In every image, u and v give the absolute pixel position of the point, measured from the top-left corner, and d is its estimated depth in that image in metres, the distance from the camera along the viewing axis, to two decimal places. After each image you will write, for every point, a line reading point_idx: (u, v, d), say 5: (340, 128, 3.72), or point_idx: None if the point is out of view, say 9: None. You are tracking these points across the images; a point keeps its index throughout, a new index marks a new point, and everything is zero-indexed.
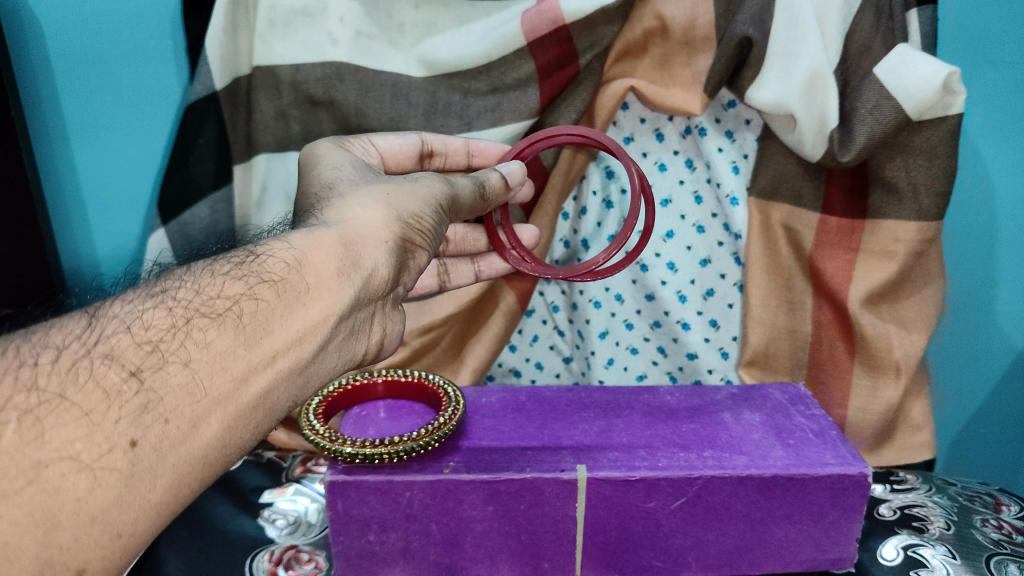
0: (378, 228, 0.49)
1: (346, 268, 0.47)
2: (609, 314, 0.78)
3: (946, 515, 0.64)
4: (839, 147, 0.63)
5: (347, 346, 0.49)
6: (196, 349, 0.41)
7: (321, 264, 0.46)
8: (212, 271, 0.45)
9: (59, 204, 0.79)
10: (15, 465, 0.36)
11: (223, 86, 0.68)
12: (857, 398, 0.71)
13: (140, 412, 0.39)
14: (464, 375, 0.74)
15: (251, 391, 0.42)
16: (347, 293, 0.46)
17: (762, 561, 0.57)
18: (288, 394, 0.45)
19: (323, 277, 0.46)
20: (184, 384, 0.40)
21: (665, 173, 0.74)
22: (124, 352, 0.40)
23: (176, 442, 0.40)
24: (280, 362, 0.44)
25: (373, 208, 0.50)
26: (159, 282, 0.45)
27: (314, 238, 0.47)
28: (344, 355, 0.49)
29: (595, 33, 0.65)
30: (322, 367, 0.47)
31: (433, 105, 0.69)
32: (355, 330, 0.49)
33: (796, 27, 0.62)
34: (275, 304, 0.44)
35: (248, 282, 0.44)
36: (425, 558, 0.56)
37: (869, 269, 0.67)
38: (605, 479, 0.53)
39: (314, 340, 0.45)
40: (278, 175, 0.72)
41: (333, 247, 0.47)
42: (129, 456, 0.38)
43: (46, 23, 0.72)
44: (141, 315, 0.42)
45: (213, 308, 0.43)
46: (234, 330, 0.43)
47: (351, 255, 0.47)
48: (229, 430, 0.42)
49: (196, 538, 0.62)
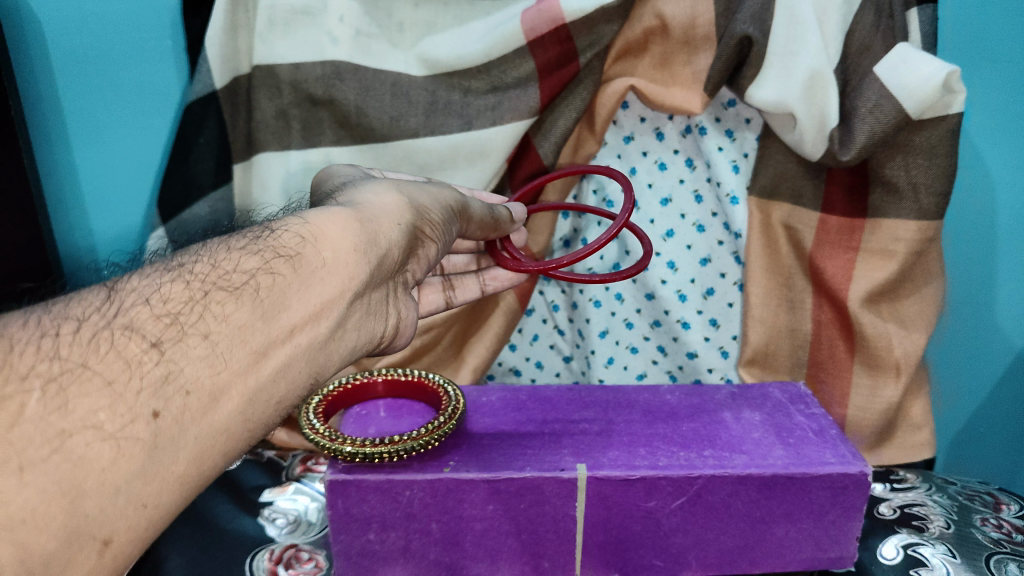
0: (390, 212, 0.49)
1: (363, 245, 0.46)
2: (609, 314, 0.78)
3: (946, 514, 0.64)
4: (839, 146, 0.63)
5: (365, 326, 0.48)
6: (215, 322, 0.41)
7: (338, 240, 0.45)
8: (229, 246, 0.45)
9: (59, 201, 0.79)
10: (40, 433, 0.35)
11: (223, 86, 0.68)
12: (857, 397, 0.71)
13: (161, 383, 0.38)
14: (464, 374, 0.74)
15: (270, 364, 0.42)
16: (363, 270, 0.46)
17: (761, 560, 0.57)
18: (310, 371, 0.44)
19: (339, 252, 0.45)
20: (205, 356, 0.40)
21: (665, 172, 0.74)
22: (143, 323, 0.40)
23: (197, 415, 0.39)
24: (299, 337, 0.43)
25: (385, 194, 0.51)
26: (176, 257, 0.45)
27: (329, 216, 0.47)
28: (362, 337, 0.48)
29: (595, 33, 0.65)
30: (341, 345, 0.46)
31: (433, 104, 0.68)
32: (372, 311, 0.49)
33: (796, 26, 0.62)
34: (291, 279, 0.43)
35: (263, 256, 0.44)
36: (425, 557, 0.56)
37: (869, 268, 0.67)
38: (605, 478, 0.53)
39: (330, 317, 0.45)
40: (273, 170, 0.70)
41: (349, 224, 0.46)
42: (152, 427, 0.38)
43: (45, 21, 0.72)
44: (158, 288, 0.42)
45: (230, 282, 0.43)
46: (252, 304, 0.42)
47: (367, 232, 0.47)
48: (251, 405, 0.41)
49: (197, 537, 0.62)
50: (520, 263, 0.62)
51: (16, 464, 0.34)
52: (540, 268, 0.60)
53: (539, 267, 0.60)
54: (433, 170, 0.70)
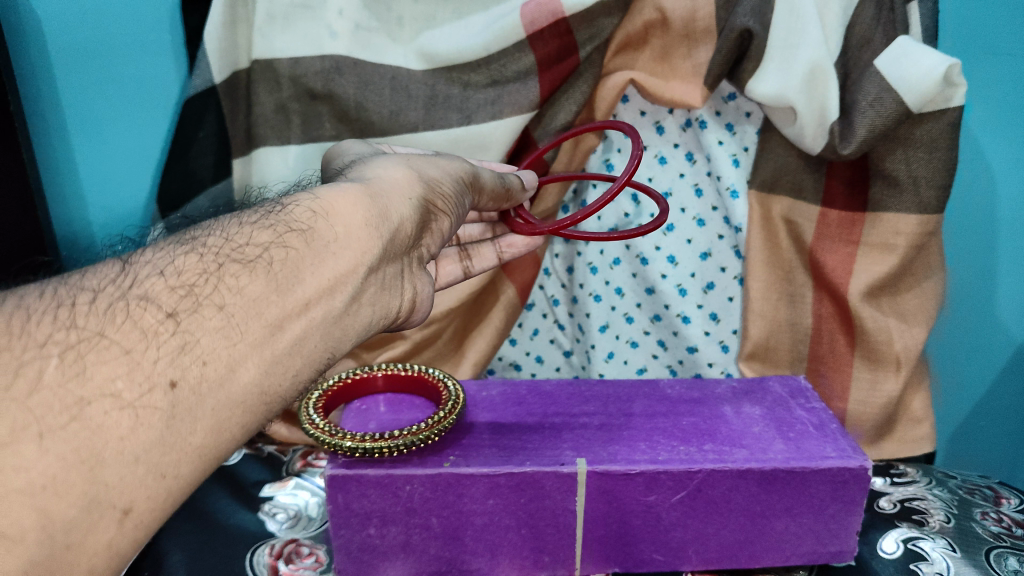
0: (402, 186, 0.49)
1: (375, 219, 0.46)
2: (609, 308, 0.78)
3: (946, 508, 0.64)
4: (839, 140, 0.62)
5: (380, 301, 0.47)
6: (230, 294, 0.41)
7: (348, 214, 0.45)
8: (240, 220, 0.45)
9: (59, 197, 0.79)
10: (60, 401, 0.35)
11: (223, 81, 0.69)
12: (857, 391, 0.70)
13: (177, 353, 0.38)
14: (464, 369, 0.74)
15: (287, 339, 0.42)
16: (375, 244, 0.45)
17: (762, 554, 0.57)
18: (325, 346, 0.44)
19: (351, 226, 0.45)
20: (220, 327, 0.40)
21: (665, 166, 0.74)
22: (158, 295, 0.40)
23: (215, 385, 0.39)
24: (314, 311, 0.43)
25: (397, 169, 0.51)
26: (190, 231, 0.45)
27: (340, 191, 0.46)
28: (378, 311, 0.48)
29: (595, 26, 0.65)
30: (357, 319, 0.46)
31: (433, 98, 0.68)
32: (386, 285, 0.48)
33: (797, 19, 0.62)
34: (304, 252, 0.43)
35: (276, 230, 0.44)
36: (426, 553, 0.56)
37: (870, 262, 0.67)
38: (605, 472, 0.53)
39: (345, 290, 0.44)
40: (273, 166, 0.71)
41: (360, 199, 0.46)
42: (169, 397, 0.38)
43: (44, 17, 0.72)
44: (173, 261, 0.41)
45: (243, 255, 0.42)
46: (266, 277, 0.42)
47: (379, 207, 0.47)
48: (267, 376, 0.41)
49: (198, 533, 0.62)
50: (535, 227, 0.60)
51: (35, 430, 0.35)
52: (554, 227, 0.59)
53: (553, 226, 0.59)
54: None
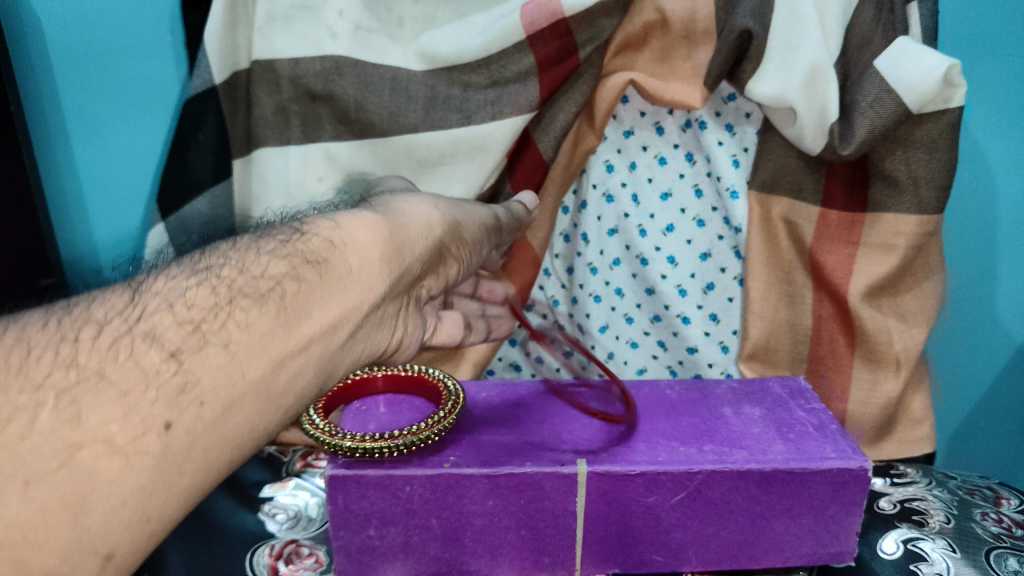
0: (420, 225, 0.53)
1: (387, 256, 0.49)
2: (609, 309, 0.78)
3: (946, 509, 0.64)
4: (839, 140, 0.63)
5: (372, 338, 0.51)
6: (237, 330, 0.43)
7: (363, 248, 0.49)
8: (259, 249, 0.48)
9: (59, 197, 0.79)
10: (49, 446, 0.36)
11: (223, 81, 0.69)
12: (857, 392, 0.70)
13: (177, 394, 0.39)
14: (463, 370, 0.74)
15: (285, 375, 0.44)
16: (382, 280, 0.49)
17: (762, 555, 0.57)
18: (316, 381, 0.46)
19: (364, 261, 0.48)
20: (224, 364, 0.41)
21: (665, 167, 0.74)
22: (165, 331, 0.41)
23: (210, 425, 0.40)
24: (313, 347, 0.45)
25: (419, 206, 0.55)
26: (203, 257, 0.47)
27: (360, 222, 0.50)
28: (369, 348, 0.51)
29: (594, 27, 0.65)
30: (348, 356, 0.49)
31: (433, 99, 0.68)
32: (381, 322, 0.52)
33: (796, 20, 0.62)
34: (317, 286, 0.46)
35: (293, 263, 0.47)
36: (426, 553, 0.56)
37: (870, 263, 0.67)
38: (605, 473, 0.53)
39: (345, 328, 0.47)
40: (273, 167, 0.71)
41: (380, 233, 0.50)
42: (162, 438, 0.38)
43: (43, 18, 0.72)
44: (183, 293, 0.43)
45: (256, 288, 0.45)
46: (276, 311, 0.44)
47: (393, 244, 0.50)
48: (259, 414, 0.42)
49: (196, 535, 0.62)
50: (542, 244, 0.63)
51: (21, 479, 0.35)
52: None
53: None
54: (433, 164, 0.70)
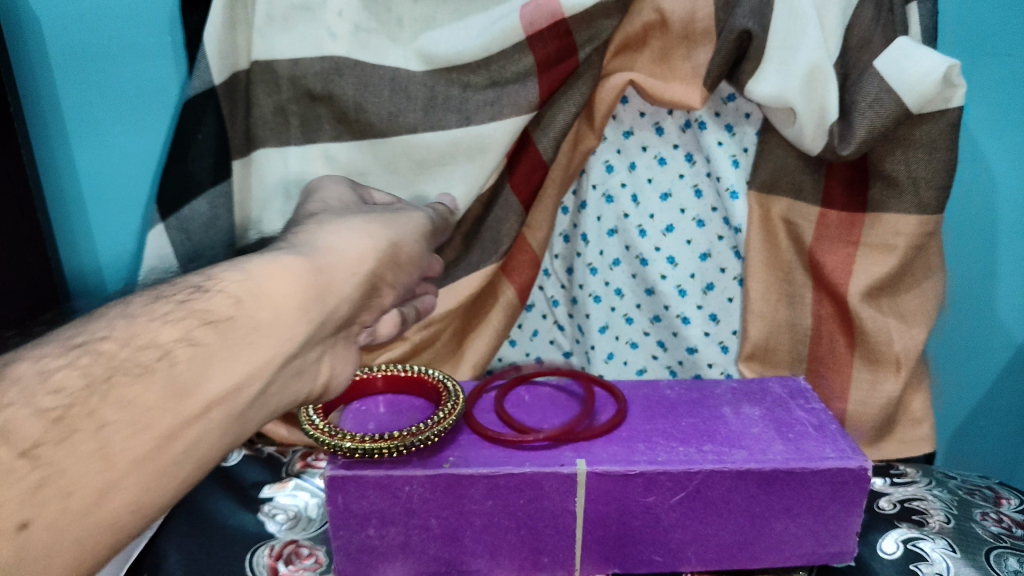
0: (351, 259, 0.48)
1: (309, 301, 0.44)
2: (609, 309, 0.78)
3: (946, 509, 0.64)
4: (839, 140, 0.62)
5: (291, 389, 0.45)
6: (115, 410, 0.37)
7: (281, 292, 0.43)
8: (150, 312, 0.41)
9: (59, 199, 0.79)
10: None
11: (222, 82, 0.68)
12: (857, 392, 0.70)
13: (34, 490, 0.34)
14: (463, 371, 0.73)
15: (177, 449, 0.38)
16: (303, 328, 0.43)
17: (761, 555, 0.57)
18: (220, 446, 0.41)
19: (281, 310, 0.43)
20: (95, 452, 0.36)
21: (665, 167, 0.74)
22: (19, 424, 0.35)
23: (79, 516, 0.35)
24: (214, 413, 0.40)
25: (347, 233, 0.49)
26: (83, 326, 0.41)
27: (279, 263, 0.44)
28: (287, 398, 0.45)
29: (594, 27, 0.65)
30: (260, 413, 0.43)
31: (432, 99, 0.68)
32: (302, 371, 0.45)
33: (796, 21, 0.62)
34: (217, 346, 0.41)
35: (187, 325, 0.41)
36: (426, 553, 0.56)
37: (870, 263, 0.67)
38: (605, 473, 0.53)
39: (257, 384, 0.42)
40: (274, 166, 0.71)
41: (300, 274, 0.44)
42: (16, 541, 0.33)
43: (43, 18, 0.72)
44: (50, 375, 0.37)
45: (143, 358, 0.39)
46: (164, 380, 0.39)
47: (317, 285, 0.45)
48: (144, 496, 0.37)
49: (196, 534, 0.62)
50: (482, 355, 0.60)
51: None
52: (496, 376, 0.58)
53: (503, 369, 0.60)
54: (433, 165, 0.70)
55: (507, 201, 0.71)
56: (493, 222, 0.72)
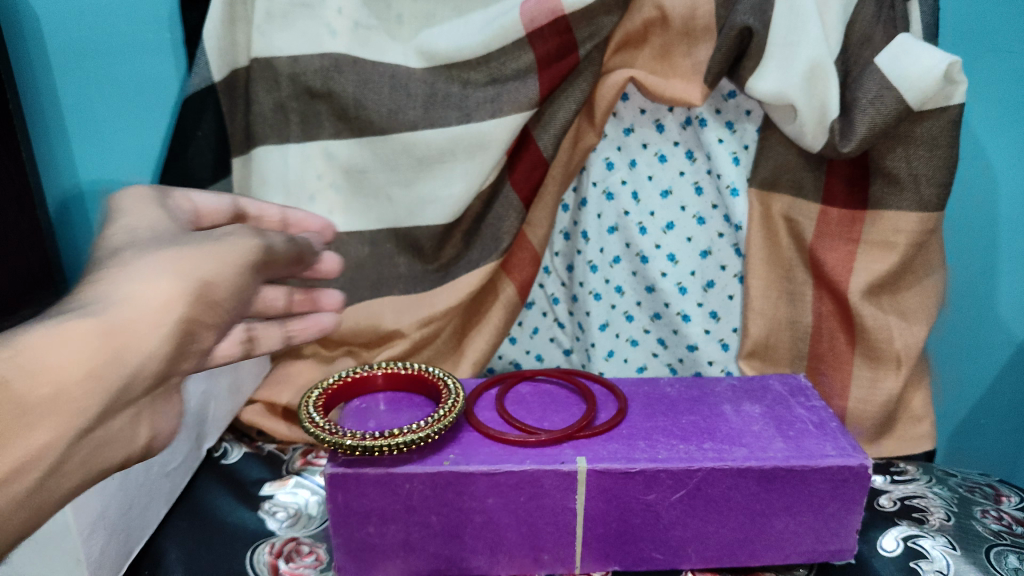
0: (152, 308, 0.34)
1: (105, 367, 0.33)
2: (609, 306, 0.78)
3: (946, 506, 0.64)
4: (839, 138, 0.62)
5: (89, 470, 0.34)
6: None
7: (56, 360, 0.31)
8: None
9: (58, 195, 0.79)
10: None
11: (221, 78, 0.69)
12: (858, 390, 0.70)
13: None
14: (463, 368, 0.73)
15: None
16: (99, 400, 0.33)
17: (762, 553, 0.57)
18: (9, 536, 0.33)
19: (65, 381, 0.32)
20: None
21: (665, 164, 0.73)
22: None
23: None
24: None
25: (140, 275, 0.34)
26: None
27: (51, 326, 0.32)
28: (92, 473, 0.35)
29: (594, 24, 0.65)
30: (60, 488, 0.33)
31: (432, 96, 0.68)
32: (103, 445, 0.35)
33: (797, 17, 0.62)
34: None
35: None
36: (426, 551, 0.56)
37: (870, 261, 0.67)
38: (605, 470, 0.53)
39: (45, 464, 0.32)
40: (273, 164, 0.71)
41: (89, 334, 0.32)
42: None
43: (42, 15, 0.72)
44: None
45: None
46: None
47: (113, 351, 0.33)
48: None
49: (196, 531, 0.62)
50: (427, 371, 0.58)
51: None
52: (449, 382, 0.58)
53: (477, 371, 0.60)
54: (434, 162, 0.69)
55: (507, 197, 0.71)
56: (494, 220, 0.72)
